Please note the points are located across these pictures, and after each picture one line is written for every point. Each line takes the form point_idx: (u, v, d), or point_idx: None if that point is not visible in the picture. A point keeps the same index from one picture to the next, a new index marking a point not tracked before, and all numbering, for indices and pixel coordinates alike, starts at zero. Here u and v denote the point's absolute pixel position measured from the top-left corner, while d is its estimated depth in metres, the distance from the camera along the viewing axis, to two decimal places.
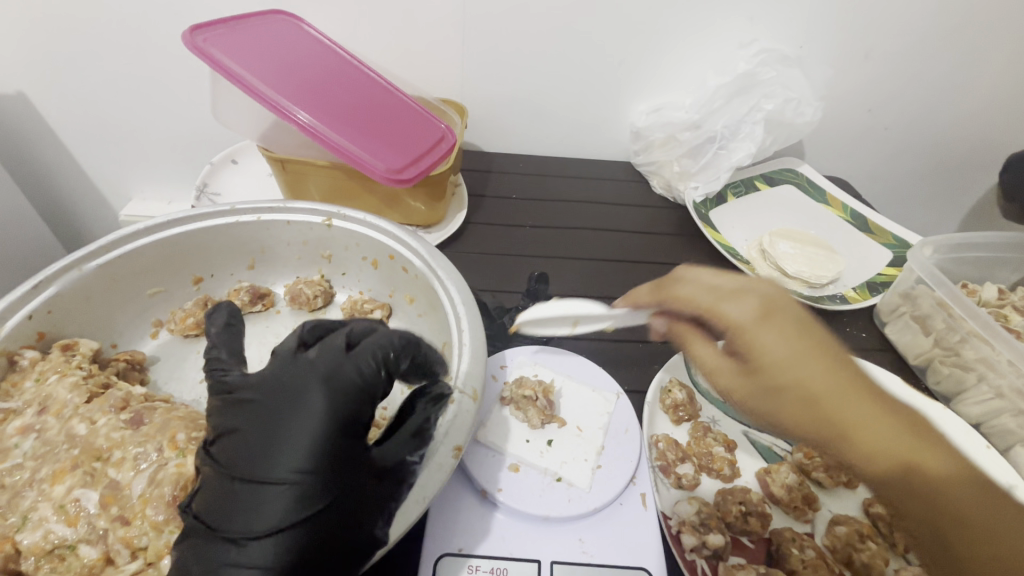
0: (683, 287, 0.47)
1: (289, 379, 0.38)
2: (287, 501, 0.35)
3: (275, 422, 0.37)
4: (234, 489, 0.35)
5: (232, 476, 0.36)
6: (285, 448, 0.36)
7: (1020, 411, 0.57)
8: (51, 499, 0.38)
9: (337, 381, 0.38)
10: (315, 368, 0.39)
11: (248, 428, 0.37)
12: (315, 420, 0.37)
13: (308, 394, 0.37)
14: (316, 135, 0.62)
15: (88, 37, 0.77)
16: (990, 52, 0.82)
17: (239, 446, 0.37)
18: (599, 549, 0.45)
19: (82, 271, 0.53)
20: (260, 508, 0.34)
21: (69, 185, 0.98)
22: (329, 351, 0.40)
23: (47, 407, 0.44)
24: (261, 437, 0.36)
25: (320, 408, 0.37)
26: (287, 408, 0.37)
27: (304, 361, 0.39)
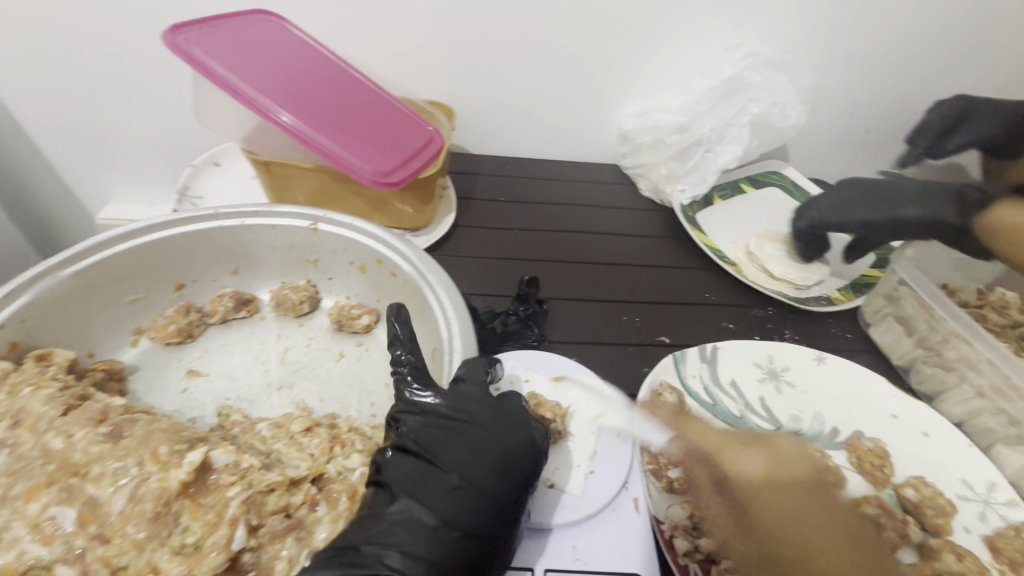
0: (694, 425, 0.49)
1: (486, 411, 0.44)
2: (478, 512, 0.39)
3: (483, 442, 0.42)
4: (436, 485, 0.39)
5: (436, 477, 0.40)
6: (493, 466, 0.41)
7: (1000, 410, 0.59)
8: (25, 517, 0.37)
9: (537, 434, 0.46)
10: (516, 411, 0.46)
11: (459, 438, 0.42)
12: (518, 454, 0.43)
13: (522, 432, 0.45)
14: (301, 138, 0.61)
15: (60, 35, 0.74)
16: (967, 57, 0.83)
17: (450, 450, 0.41)
18: (593, 555, 0.45)
19: (57, 277, 0.51)
20: (453, 507, 0.39)
21: (43, 188, 0.95)
22: (524, 405, 0.48)
23: (20, 421, 0.42)
24: (469, 451, 0.42)
25: (528, 447, 0.44)
26: (492, 435, 0.43)
27: (506, 403, 0.47)
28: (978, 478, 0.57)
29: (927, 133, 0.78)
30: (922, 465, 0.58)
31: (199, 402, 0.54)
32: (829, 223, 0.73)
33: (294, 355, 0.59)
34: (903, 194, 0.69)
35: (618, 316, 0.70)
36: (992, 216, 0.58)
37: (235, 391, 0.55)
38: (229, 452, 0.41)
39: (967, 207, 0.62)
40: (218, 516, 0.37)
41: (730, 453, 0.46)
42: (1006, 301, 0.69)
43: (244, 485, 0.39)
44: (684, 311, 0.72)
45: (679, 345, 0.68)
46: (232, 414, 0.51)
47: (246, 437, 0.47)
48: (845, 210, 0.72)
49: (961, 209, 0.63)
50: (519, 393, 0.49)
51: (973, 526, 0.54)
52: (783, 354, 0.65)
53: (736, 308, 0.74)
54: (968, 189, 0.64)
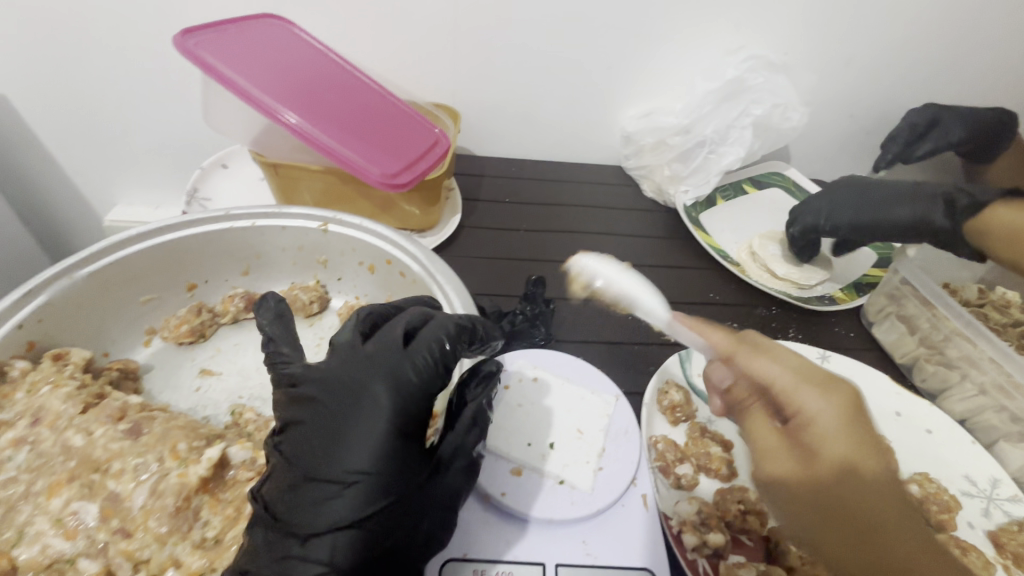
0: (761, 360, 0.46)
1: (350, 373, 0.40)
2: (355, 497, 0.36)
3: (351, 419, 0.38)
4: (304, 486, 0.37)
5: (301, 473, 0.37)
6: (353, 444, 0.37)
7: (1002, 407, 0.59)
8: (48, 513, 0.37)
9: (397, 380, 0.39)
10: (385, 361, 0.40)
11: (322, 426, 0.38)
12: (380, 415, 0.38)
13: (380, 389, 0.39)
14: (309, 139, 0.62)
15: (70, 38, 0.75)
16: (966, 59, 0.84)
17: (309, 441, 0.38)
18: (604, 550, 0.46)
19: (73, 278, 0.52)
20: (328, 501, 0.36)
21: (52, 191, 0.96)
22: (396, 347, 0.41)
23: (40, 418, 0.43)
24: (331, 433, 0.38)
25: (393, 401, 0.38)
26: (346, 404, 0.38)
27: (371, 353, 0.41)
28: (982, 474, 0.57)
29: (898, 141, 0.87)
30: (926, 461, 0.59)
31: (212, 401, 0.55)
32: (822, 227, 0.73)
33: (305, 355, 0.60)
34: (897, 194, 0.68)
35: (623, 315, 0.71)
36: (981, 220, 0.59)
37: (248, 390, 0.56)
38: (246, 449, 0.42)
39: (954, 211, 0.62)
40: (238, 511, 0.38)
41: (804, 395, 0.43)
42: (1006, 300, 0.70)
43: (262, 481, 0.40)
44: (688, 310, 0.73)
45: (685, 344, 0.68)
46: (245, 411, 0.51)
47: (261, 434, 0.48)
48: (837, 212, 0.72)
49: (949, 214, 0.62)
50: (392, 331, 0.42)
51: (976, 521, 0.54)
52: (787, 352, 0.66)
53: (739, 307, 0.75)
54: (957, 190, 0.62)
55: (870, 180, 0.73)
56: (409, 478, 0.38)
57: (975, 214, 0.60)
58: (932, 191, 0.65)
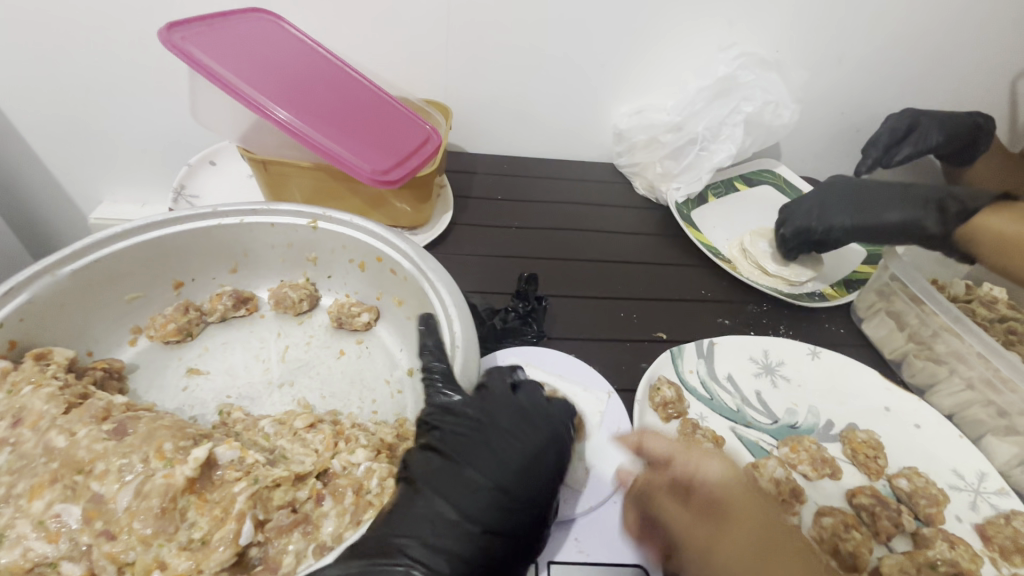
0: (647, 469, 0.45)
1: (511, 414, 0.46)
2: (497, 508, 0.40)
3: (507, 445, 0.43)
4: (453, 483, 0.41)
5: (451, 476, 0.41)
6: (511, 465, 0.42)
7: (989, 401, 0.60)
8: (29, 515, 0.37)
9: (553, 432, 0.46)
10: (528, 409, 0.46)
11: (482, 443, 0.43)
12: (537, 450, 0.44)
13: (541, 434, 0.45)
14: (297, 134, 0.61)
15: (52, 32, 0.73)
16: (953, 57, 0.85)
17: (465, 451, 0.43)
18: (595, 547, 0.46)
19: (55, 276, 0.51)
20: (466, 505, 0.40)
21: (33, 188, 0.94)
22: (541, 400, 0.48)
23: (21, 420, 0.42)
24: (485, 457, 0.42)
25: (547, 451, 0.44)
26: (513, 434, 0.44)
27: (525, 401, 0.47)
28: (969, 467, 0.58)
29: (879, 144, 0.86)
30: (914, 456, 0.59)
31: (200, 400, 0.54)
32: (815, 229, 0.73)
33: (294, 353, 0.59)
34: (892, 197, 0.68)
35: (616, 313, 0.71)
36: (973, 225, 0.60)
37: (236, 389, 0.55)
38: (234, 449, 0.41)
39: (947, 216, 0.63)
40: (225, 511, 0.38)
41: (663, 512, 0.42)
42: (993, 296, 0.71)
43: (249, 481, 0.39)
44: (681, 308, 0.73)
45: (677, 341, 0.69)
46: (234, 411, 0.51)
47: (249, 434, 0.47)
48: (832, 215, 0.72)
49: (942, 219, 0.63)
50: (536, 390, 0.49)
51: (964, 515, 0.55)
52: (777, 349, 0.67)
53: (731, 304, 0.75)
54: (950, 196, 0.63)
55: (858, 181, 0.73)
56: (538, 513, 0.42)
57: (968, 219, 0.61)
58: (926, 195, 0.66)
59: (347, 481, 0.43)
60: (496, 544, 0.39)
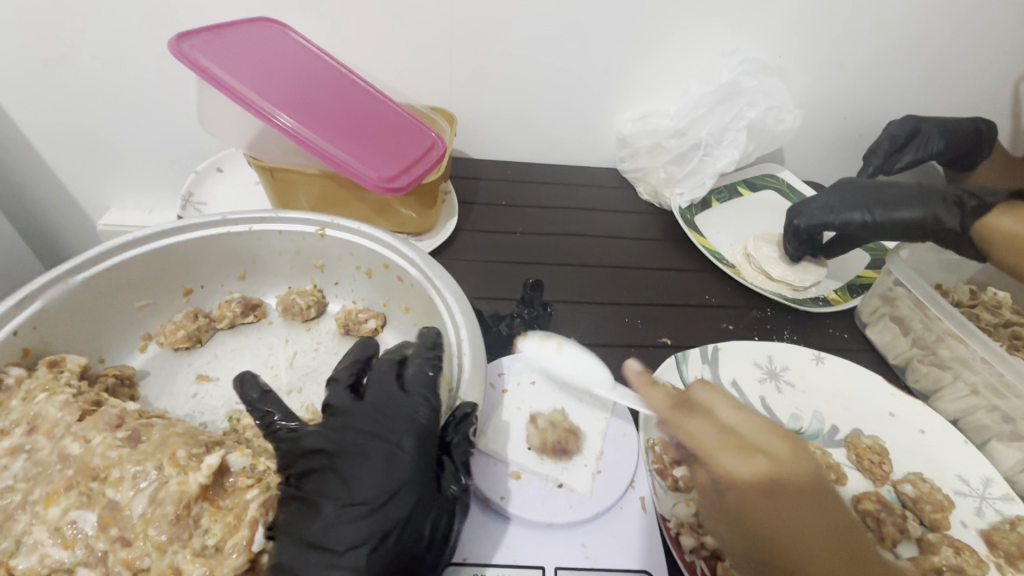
0: (694, 420, 0.43)
1: (363, 421, 0.43)
2: (366, 524, 0.37)
3: (375, 453, 0.40)
4: (314, 522, 0.38)
5: (310, 516, 0.38)
6: (365, 479, 0.39)
7: (994, 407, 0.60)
8: (46, 522, 0.37)
9: (419, 428, 0.43)
10: (357, 415, 0.43)
11: (333, 471, 0.40)
12: (399, 446, 0.41)
13: (389, 431, 0.42)
14: (305, 142, 0.61)
15: (63, 42, 0.74)
16: (955, 61, 0.85)
17: (321, 485, 0.40)
18: (602, 553, 0.46)
19: (68, 285, 0.52)
20: (338, 532, 0.37)
21: (42, 195, 0.95)
22: (398, 393, 0.45)
23: (36, 426, 0.42)
24: (354, 469, 0.40)
25: (408, 441, 0.41)
26: (359, 442, 0.41)
27: (379, 401, 0.44)
28: (974, 473, 0.58)
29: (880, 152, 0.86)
30: (920, 461, 0.59)
31: (209, 407, 0.54)
32: (828, 222, 0.72)
33: (303, 359, 0.60)
34: (906, 193, 0.69)
35: (620, 318, 0.71)
36: (987, 224, 0.62)
37: (245, 395, 0.56)
38: (246, 456, 0.42)
39: (964, 212, 0.64)
40: (238, 518, 0.38)
41: (724, 456, 0.40)
42: (998, 301, 0.72)
43: (261, 488, 0.40)
44: (685, 313, 0.74)
45: (681, 346, 0.69)
46: (243, 417, 0.51)
47: (260, 441, 0.48)
48: (846, 208, 0.71)
49: (960, 214, 0.64)
50: (386, 382, 0.46)
51: (969, 520, 0.55)
52: (781, 354, 0.67)
53: (735, 310, 0.75)
54: (966, 193, 0.66)
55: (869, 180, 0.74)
56: (428, 502, 0.40)
57: (983, 216, 0.63)
58: (940, 192, 0.67)
59: None
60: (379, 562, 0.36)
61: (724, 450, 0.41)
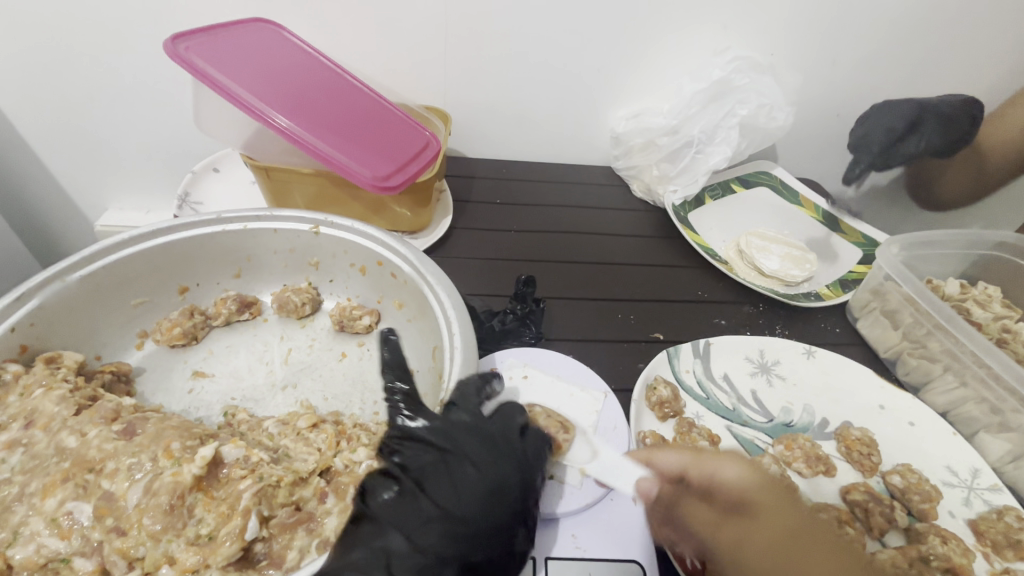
0: (669, 453, 0.45)
1: (479, 440, 0.45)
2: (455, 541, 0.39)
3: (485, 480, 0.42)
4: (416, 515, 0.40)
5: (415, 510, 0.40)
6: (472, 498, 0.41)
7: (983, 398, 0.61)
8: (42, 513, 0.38)
9: (526, 468, 0.45)
10: (483, 441, 0.45)
11: (446, 475, 0.43)
12: (510, 477, 0.43)
13: (503, 468, 0.44)
14: (300, 143, 0.62)
15: (61, 45, 0.75)
16: (945, 58, 0.86)
17: (433, 483, 0.42)
18: (591, 543, 0.47)
19: (65, 282, 0.52)
20: (427, 534, 0.39)
21: (40, 196, 0.95)
22: (518, 436, 0.47)
23: (33, 421, 0.43)
24: (466, 487, 0.42)
25: (525, 473, 0.44)
26: (477, 459, 0.44)
27: (502, 438, 0.46)
28: (963, 464, 0.59)
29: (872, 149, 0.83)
30: (909, 453, 0.60)
31: (205, 402, 0.55)
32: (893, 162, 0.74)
33: (297, 356, 0.61)
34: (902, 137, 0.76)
35: (613, 314, 0.72)
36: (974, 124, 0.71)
37: (240, 391, 0.56)
38: (239, 448, 0.42)
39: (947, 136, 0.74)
40: (230, 508, 0.39)
41: (710, 473, 0.43)
42: (988, 296, 0.74)
43: (254, 479, 0.41)
44: (677, 309, 0.74)
45: (673, 341, 0.70)
46: (239, 412, 0.52)
47: (254, 434, 0.48)
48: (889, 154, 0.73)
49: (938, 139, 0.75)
50: (507, 411, 0.49)
51: (958, 511, 0.56)
52: (772, 348, 0.67)
53: (728, 305, 0.76)
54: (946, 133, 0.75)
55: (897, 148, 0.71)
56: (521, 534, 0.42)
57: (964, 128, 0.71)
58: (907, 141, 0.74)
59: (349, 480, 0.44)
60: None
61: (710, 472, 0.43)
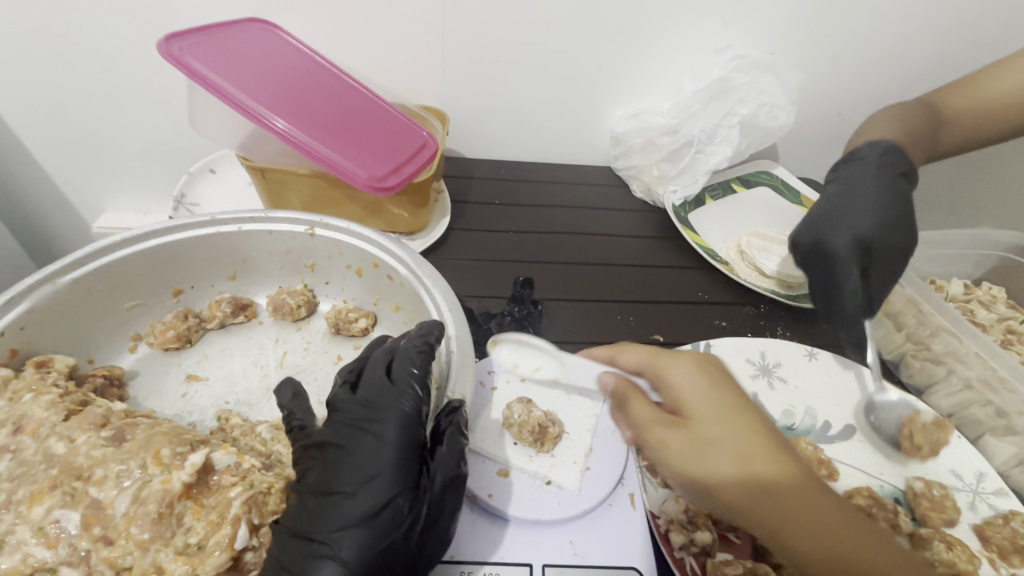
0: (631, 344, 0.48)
1: (347, 416, 0.43)
2: (353, 515, 0.38)
3: (361, 444, 0.41)
4: (307, 508, 0.39)
5: (305, 501, 0.39)
6: (349, 471, 0.40)
7: (988, 401, 0.60)
8: (29, 521, 0.37)
9: (402, 414, 0.42)
10: (350, 408, 0.43)
11: (322, 462, 0.41)
12: (379, 441, 0.41)
13: (375, 420, 0.42)
14: (297, 144, 0.61)
15: (53, 44, 0.74)
16: (948, 57, 0.85)
17: (315, 472, 0.41)
18: (591, 550, 0.46)
19: (56, 285, 0.52)
20: (325, 521, 0.38)
21: (37, 198, 0.95)
22: (386, 384, 0.44)
23: (22, 427, 0.43)
24: (338, 462, 0.40)
25: (386, 431, 0.41)
26: (347, 434, 0.42)
27: (368, 397, 0.44)
28: (968, 468, 0.58)
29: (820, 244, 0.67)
30: (914, 458, 0.59)
31: (198, 406, 0.54)
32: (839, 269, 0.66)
33: (292, 359, 0.60)
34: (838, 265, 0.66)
35: (613, 316, 0.71)
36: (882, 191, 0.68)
37: (234, 395, 0.56)
38: (230, 454, 0.42)
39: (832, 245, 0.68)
40: (220, 516, 0.38)
41: (665, 368, 0.44)
42: (992, 296, 0.75)
43: (245, 486, 0.40)
44: (677, 310, 0.73)
45: (674, 343, 0.69)
46: (232, 416, 0.51)
47: (247, 439, 0.48)
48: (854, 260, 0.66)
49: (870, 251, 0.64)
50: (374, 374, 0.45)
51: (963, 515, 0.55)
52: (774, 350, 0.67)
53: (728, 307, 0.75)
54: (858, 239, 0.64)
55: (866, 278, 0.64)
56: (412, 496, 0.40)
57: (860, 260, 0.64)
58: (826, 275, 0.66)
59: None
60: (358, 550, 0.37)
61: (668, 367, 0.44)
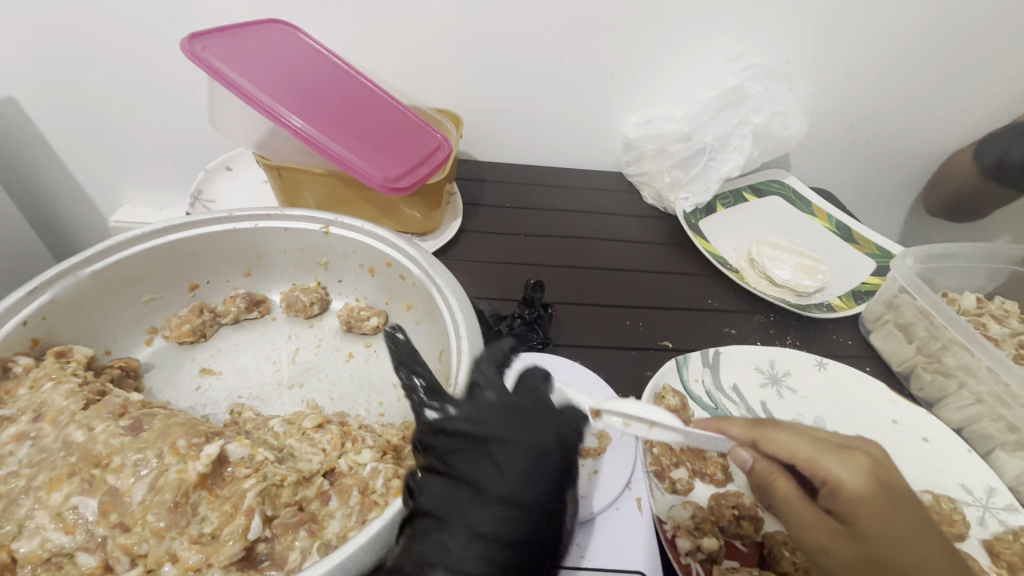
0: (783, 432, 0.45)
1: (516, 423, 0.44)
2: (518, 521, 0.39)
3: (532, 453, 0.42)
4: (475, 502, 0.40)
5: (471, 495, 0.40)
6: (520, 474, 0.41)
7: (999, 415, 0.59)
8: (48, 507, 0.38)
9: (555, 426, 0.45)
10: (517, 418, 0.45)
11: (489, 460, 0.42)
12: (553, 458, 0.43)
13: (547, 436, 0.44)
14: (313, 143, 0.62)
15: (77, 40, 0.76)
16: (966, 71, 0.85)
17: (476, 467, 0.41)
18: (596, 552, 0.46)
19: (77, 277, 0.53)
20: (498, 524, 0.39)
21: (54, 190, 0.97)
22: (546, 411, 0.47)
23: (42, 414, 0.44)
24: (509, 465, 0.41)
25: (557, 452, 0.44)
26: (522, 441, 0.43)
27: (525, 408, 0.46)
28: (978, 482, 0.57)
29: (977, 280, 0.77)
30: (923, 469, 0.59)
31: (211, 400, 0.55)
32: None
33: (304, 355, 0.61)
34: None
35: (621, 321, 0.71)
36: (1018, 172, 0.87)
37: (247, 389, 0.57)
38: (244, 446, 0.43)
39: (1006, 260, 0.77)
40: (234, 507, 0.39)
41: (828, 459, 0.43)
42: (1004, 310, 0.74)
43: (258, 477, 0.41)
44: (686, 317, 0.73)
45: (683, 350, 0.69)
46: (245, 410, 0.52)
47: (259, 432, 0.49)
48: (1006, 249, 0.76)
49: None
50: (534, 398, 0.48)
51: (972, 530, 0.54)
52: (783, 359, 0.67)
53: (738, 315, 0.75)
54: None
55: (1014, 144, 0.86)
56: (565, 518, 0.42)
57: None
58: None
59: (351, 479, 0.44)
60: (520, 555, 0.38)
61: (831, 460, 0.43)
